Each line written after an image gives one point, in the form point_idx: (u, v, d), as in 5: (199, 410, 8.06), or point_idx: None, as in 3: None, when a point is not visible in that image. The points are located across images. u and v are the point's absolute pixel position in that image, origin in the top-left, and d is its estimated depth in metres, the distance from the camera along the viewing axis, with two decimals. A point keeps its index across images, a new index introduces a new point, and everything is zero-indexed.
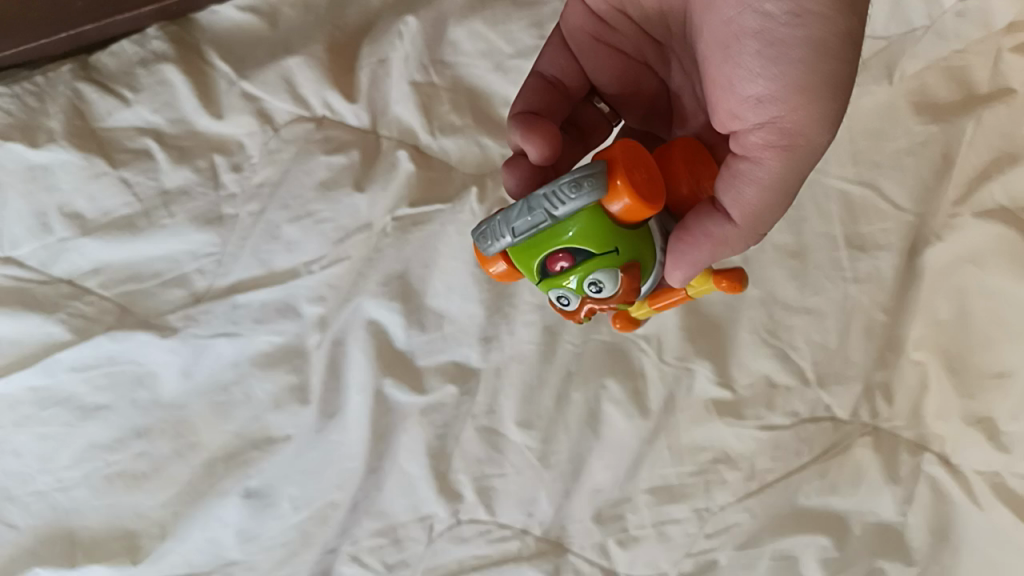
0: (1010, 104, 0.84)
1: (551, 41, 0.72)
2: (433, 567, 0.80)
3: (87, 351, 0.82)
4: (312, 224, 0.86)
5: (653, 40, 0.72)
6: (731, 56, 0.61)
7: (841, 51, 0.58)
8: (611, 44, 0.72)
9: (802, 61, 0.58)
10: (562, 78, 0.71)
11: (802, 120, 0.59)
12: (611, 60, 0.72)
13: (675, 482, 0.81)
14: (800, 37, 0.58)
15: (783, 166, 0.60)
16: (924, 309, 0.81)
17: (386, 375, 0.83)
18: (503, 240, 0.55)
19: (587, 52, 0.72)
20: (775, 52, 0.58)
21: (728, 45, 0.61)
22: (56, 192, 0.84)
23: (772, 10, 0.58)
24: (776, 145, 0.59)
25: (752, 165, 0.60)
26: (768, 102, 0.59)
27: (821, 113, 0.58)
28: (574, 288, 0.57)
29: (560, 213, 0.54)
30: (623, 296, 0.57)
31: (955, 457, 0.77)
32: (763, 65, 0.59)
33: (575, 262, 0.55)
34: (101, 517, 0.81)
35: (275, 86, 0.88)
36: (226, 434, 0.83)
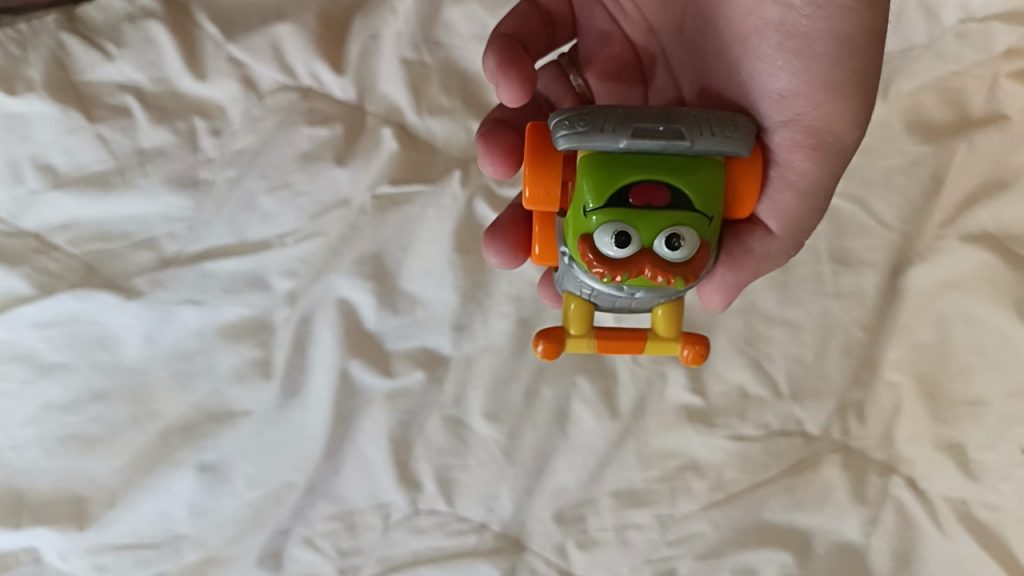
0: (1004, 130, 0.82)
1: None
2: (387, 556, 0.79)
3: (49, 308, 0.80)
4: (289, 196, 0.84)
5: (648, 30, 0.74)
6: (755, 53, 0.63)
7: (864, 45, 0.60)
8: (612, 16, 0.74)
9: (827, 57, 0.60)
10: (554, 12, 0.73)
11: (827, 116, 0.62)
12: (603, 30, 0.75)
13: (640, 487, 0.79)
14: (823, 31, 0.60)
15: (810, 167, 0.63)
16: (904, 331, 0.80)
17: (353, 357, 0.81)
18: (619, 137, 0.53)
19: (586, 13, 0.75)
20: (798, 48, 0.61)
21: (750, 40, 0.63)
22: (31, 142, 0.82)
23: (794, 1, 0.60)
24: (805, 145, 0.62)
25: (787, 170, 0.63)
26: (793, 98, 0.62)
27: (845, 112, 0.62)
28: (651, 229, 0.53)
29: (697, 143, 0.53)
30: (686, 278, 0.54)
31: (925, 483, 0.75)
32: (787, 62, 0.61)
33: (667, 204, 0.54)
34: (51, 480, 0.79)
35: (262, 52, 0.85)
36: (186, 404, 0.81)
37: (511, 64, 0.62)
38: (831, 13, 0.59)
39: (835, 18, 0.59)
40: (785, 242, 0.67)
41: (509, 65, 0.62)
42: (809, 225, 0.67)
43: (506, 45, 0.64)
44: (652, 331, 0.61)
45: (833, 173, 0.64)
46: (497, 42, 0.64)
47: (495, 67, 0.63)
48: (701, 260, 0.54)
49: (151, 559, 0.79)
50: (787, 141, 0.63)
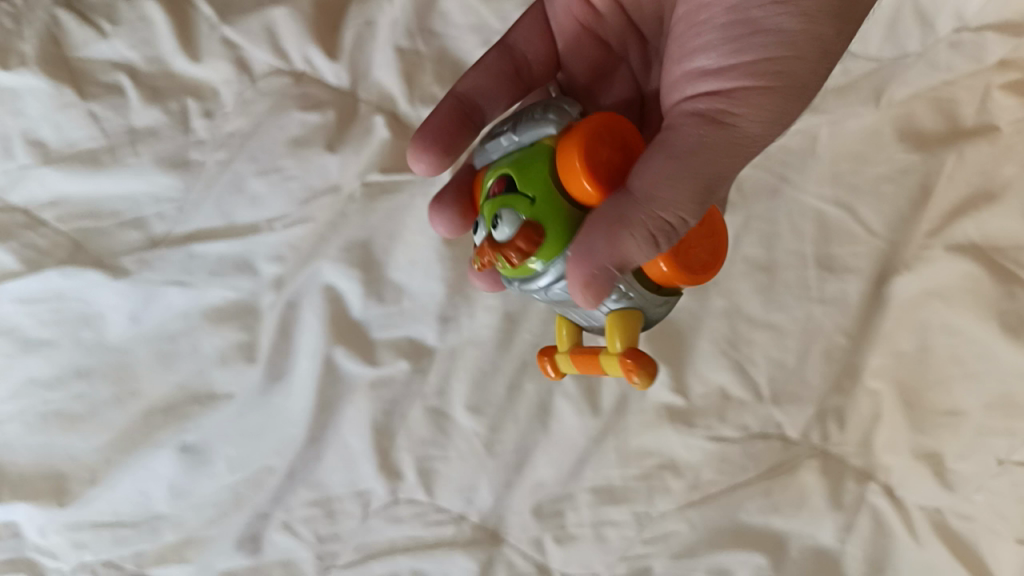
0: (993, 142, 0.82)
1: (533, 15, 0.74)
2: (364, 544, 0.79)
3: (36, 284, 0.80)
4: (279, 180, 0.84)
5: (640, 37, 0.75)
6: (697, 28, 0.57)
7: (808, 50, 0.55)
8: (597, 32, 0.75)
9: (767, 48, 0.55)
10: (529, 57, 0.73)
11: (746, 99, 0.55)
12: (591, 49, 0.75)
13: (618, 484, 0.80)
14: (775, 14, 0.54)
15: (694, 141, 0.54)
16: (886, 340, 0.80)
17: (337, 344, 0.81)
18: (479, 154, 0.61)
19: (572, 37, 0.74)
20: (740, 28, 0.55)
21: (695, 17, 0.58)
22: (22, 117, 0.81)
23: None
24: (702, 118, 0.55)
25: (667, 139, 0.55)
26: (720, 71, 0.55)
27: (763, 103, 0.55)
28: (486, 217, 0.56)
29: (519, 135, 0.57)
30: (516, 257, 0.54)
31: (901, 490, 0.76)
32: (723, 40, 0.56)
33: (500, 191, 0.56)
34: (31, 456, 0.79)
35: (256, 35, 0.85)
36: (169, 384, 0.81)
37: (427, 137, 0.65)
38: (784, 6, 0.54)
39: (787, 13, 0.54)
40: (645, 217, 0.52)
41: (434, 136, 0.65)
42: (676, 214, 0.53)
43: (444, 119, 0.66)
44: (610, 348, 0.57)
45: (720, 159, 0.54)
46: (440, 111, 0.66)
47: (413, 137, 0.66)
48: (521, 240, 0.54)
49: (129, 538, 0.79)
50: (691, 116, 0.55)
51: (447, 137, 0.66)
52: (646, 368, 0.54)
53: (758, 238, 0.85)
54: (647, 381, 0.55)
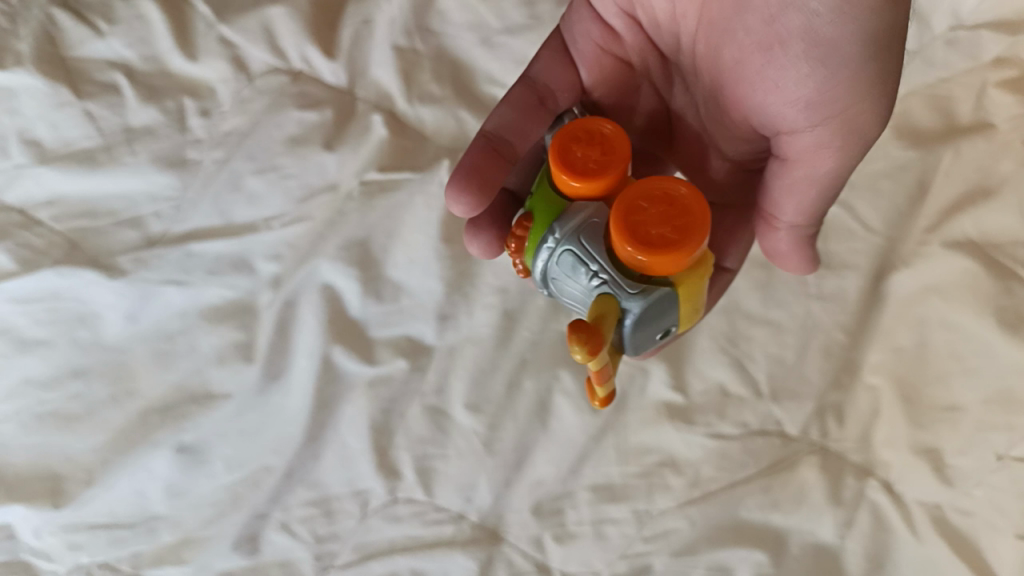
0: (990, 139, 0.83)
1: (550, 45, 0.76)
2: (363, 543, 0.78)
3: (32, 283, 0.79)
4: (276, 179, 0.84)
5: (659, 55, 0.75)
6: (777, 60, 0.64)
7: (886, 45, 0.61)
8: (617, 55, 0.76)
9: (849, 64, 0.61)
10: (553, 87, 0.74)
11: (846, 118, 0.64)
12: (613, 72, 0.76)
13: (618, 482, 0.79)
14: (846, 37, 0.61)
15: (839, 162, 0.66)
16: (884, 336, 0.81)
17: (336, 343, 0.81)
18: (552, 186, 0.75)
19: (588, 61, 0.75)
20: (820, 56, 0.62)
21: (771, 49, 0.64)
22: (18, 116, 0.81)
23: (817, 8, 0.61)
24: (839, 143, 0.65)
25: (847, 156, 0.66)
26: (813, 104, 0.64)
27: (858, 116, 0.64)
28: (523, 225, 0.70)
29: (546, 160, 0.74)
30: (515, 241, 0.66)
31: (900, 486, 0.76)
32: (812, 71, 0.62)
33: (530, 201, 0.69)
34: (27, 455, 0.79)
35: (254, 34, 0.85)
36: (167, 384, 0.81)
37: (461, 180, 0.68)
38: (851, 15, 0.60)
39: (857, 21, 0.60)
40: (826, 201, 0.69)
41: (468, 179, 0.68)
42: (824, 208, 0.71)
43: (479, 160, 0.68)
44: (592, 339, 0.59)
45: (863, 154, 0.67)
46: (470, 151, 0.69)
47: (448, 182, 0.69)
48: (519, 231, 0.66)
49: (126, 539, 0.78)
50: (814, 143, 0.65)
51: (483, 179, 0.68)
52: (577, 334, 0.56)
53: None
54: (584, 347, 0.56)
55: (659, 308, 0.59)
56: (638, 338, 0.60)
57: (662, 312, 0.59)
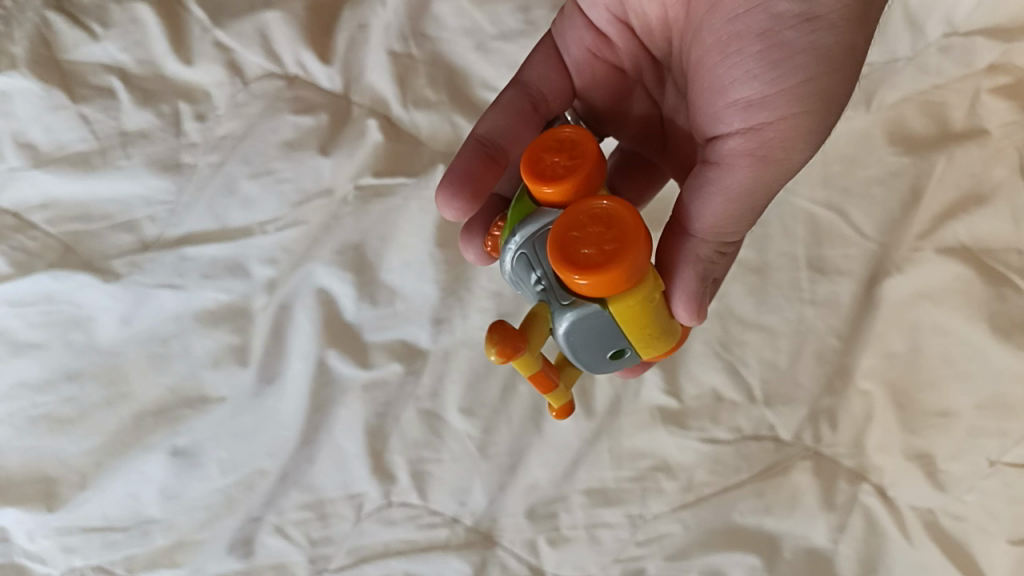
0: (983, 145, 0.83)
1: (544, 50, 0.74)
2: (357, 547, 0.79)
3: (26, 286, 0.79)
4: (271, 183, 0.84)
5: (652, 59, 0.73)
6: (729, 58, 0.60)
7: (842, 65, 0.58)
8: (609, 61, 0.73)
9: (800, 73, 0.57)
10: (546, 93, 0.72)
11: (781, 133, 0.59)
12: (607, 78, 0.74)
13: (612, 486, 0.80)
14: (805, 44, 0.57)
15: (753, 179, 0.60)
16: (878, 341, 0.81)
17: (331, 347, 0.81)
18: None
19: (582, 68, 0.73)
20: (773, 59, 0.58)
21: (727, 47, 0.60)
22: (12, 119, 0.81)
23: (783, 10, 0.58)
24: (757, 155, 0.59)
25: (774, 170, 0.60)
26: (756, 106, 0.58)
27: (799, 134, 0.59)
28: None
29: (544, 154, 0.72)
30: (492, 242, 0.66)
31: (893, 490, 0.76)
32: (761, 71, 0.58)
33: None
34: (20, 458, 0.79)
35: (250, 38, 0.85)
36: (161, 387, 0.81)
37: (453, 184, 0.67)
38: (818, 27, 0.57)
39: (819, 33, 0.57)
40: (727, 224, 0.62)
41: (462, 184, 0.67)
42: (734, 232, 0.63)
43: (473, 166, 0.67)
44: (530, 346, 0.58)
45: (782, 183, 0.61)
46: (462, 156, 0.68)
47: (439, 185, 0.68)
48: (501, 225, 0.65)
49: (119, 542, 0.78)
50: (744, 149, 0.59)
51: (476, 185, 0.67)
52: (495, 336, 0.55)
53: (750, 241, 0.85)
54: (497, 350, 0.54)
55: (590, 329, 0.56)
56: (576, 352, 0.58)
57: (597, 333, 0.56)
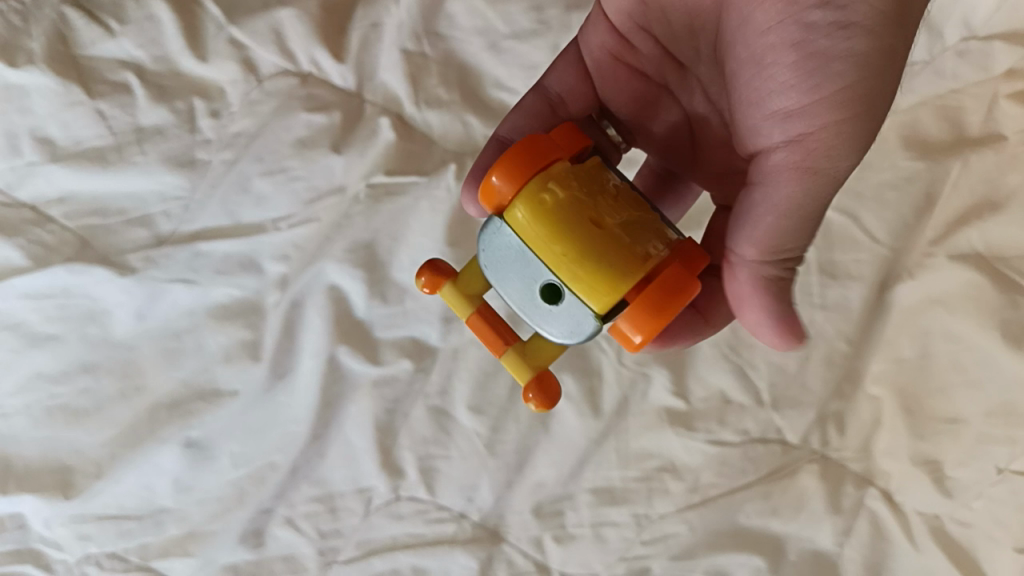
0: (999, 151, 0.82)
1: (568, 53, 0.75)
2: (366, 541, 0.80)
3: (42, 280, 0.80)
4: (284, 181, 0.84)
5: (675, 64, 0.72)
6: (763, 69, 0.60)
7: (883, 67, 0.57)
8: (631, 65, 0.73)
9: (840, 77, 0.56)
10: (565, 96, 0.73)
11: (828, 137, 0.57)
12: (629, 83, 0.73)
13: (618, 485, 0.80)
14: (841, 51, 0.57)
15: (802, 188, 0.58)
16: (888, 346, 0.81)
17: (341, 343, 0.82)
18: None
19: (605, 72, 0.74)
20: (810, 66, 0.57)
21: (762, 59, 0.60)
22: (30, 114, 0.82)
23: (816, 21, 0.57)
24: (803, 164, 0.58)
25: (822, 181, 0.58)
26: (797, 117, 0.58)
27: (847, 136, 0.57)
28: None
29: None
30: None
31: (900, 496, 0.76)
32: (799, 79, 0.57)
33: None
34: (38, 448, 0.80)
35: (263, 36, 0.85)
36: (174, 381, 0.82)
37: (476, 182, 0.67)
38: (852, 32, 0.57)
39: (856, 40, 0.56)
40: (786, 234, 0.59)
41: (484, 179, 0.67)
42: (795, 248, 0.60)
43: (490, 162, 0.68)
44: (468, 293, 0.62)
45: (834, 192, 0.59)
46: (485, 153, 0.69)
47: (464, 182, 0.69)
48: None
49: (133, 531, 0.80)
50: (790, 158, 0.58)
51: None
52: (421, 268, 0.63)
53: None
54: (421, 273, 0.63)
55: (500, 241, 0.57)
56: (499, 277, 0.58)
57: (514, 254, 0.57)
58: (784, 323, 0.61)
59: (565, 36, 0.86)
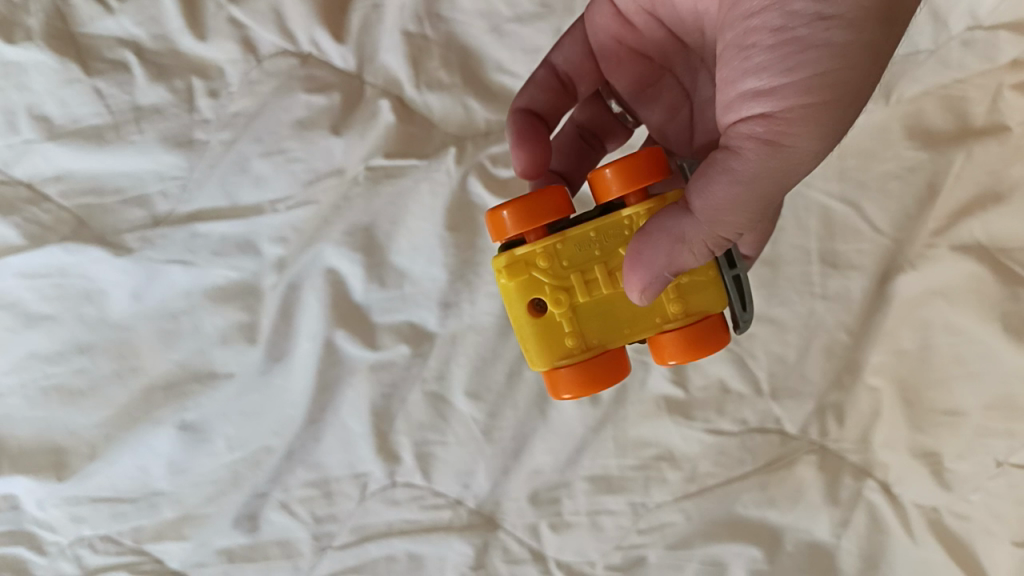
0: (1003, 143, 0.81)
1: (573, 32, 0.74)
2: (362, 525, 0.80)
3: (39, 259, 0.80)
4: (283, 162, 0.84)
5: (682, 47, 0.72)
6: (743, 50, 0.53)
7: (863, 63, 0.51)
8: (633, 48, 0.73)
9: (813, 68, 0.51)
10: (574, 76, 0.74)
11: (792, 120, 0.52)
12: (633, 66, 0.74)
13: (615, 473, 0.80)
14: (820, 41, 0.50)
15: (759, 163, 0.53)
16: (888, 337, 0.80)
17: (339, 327, 0.81)
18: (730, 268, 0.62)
19: (609, 54, 0.74)
20: (786, 52, 0.51)
21: (744, 38, 0.53)
22: (27, 92, 0.81)
23: (799, 6, 0.51)
24: (763, 142, 0.53)
25: (780, 159, 0.53)
26: (764, 98, 0.52)
27: (813, 124, 0.52)
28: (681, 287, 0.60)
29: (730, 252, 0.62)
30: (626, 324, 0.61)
31: (898, 487, 0.76)
32: (773, 61, 0.52)
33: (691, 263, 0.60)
34: (32, 429, 0.80)
35: (264, 15, 0.84)
36: (170, 362, 0.81)
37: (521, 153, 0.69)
38: (835, 23, 0.50)
39: (835, 31, 0.50)
40: (731, 203, 0.54)
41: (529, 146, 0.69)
42: (736, 221, 0.55)
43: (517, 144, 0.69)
44: None
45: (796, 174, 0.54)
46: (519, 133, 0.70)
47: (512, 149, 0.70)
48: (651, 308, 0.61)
49: (128, 514, 0.80)
50: (750, 135, 0.53)
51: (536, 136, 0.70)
52: None
53: None
54: None
55: None
56: None
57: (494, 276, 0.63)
58: (653, 284, 0.57)
59: (568, 20, 0.85)
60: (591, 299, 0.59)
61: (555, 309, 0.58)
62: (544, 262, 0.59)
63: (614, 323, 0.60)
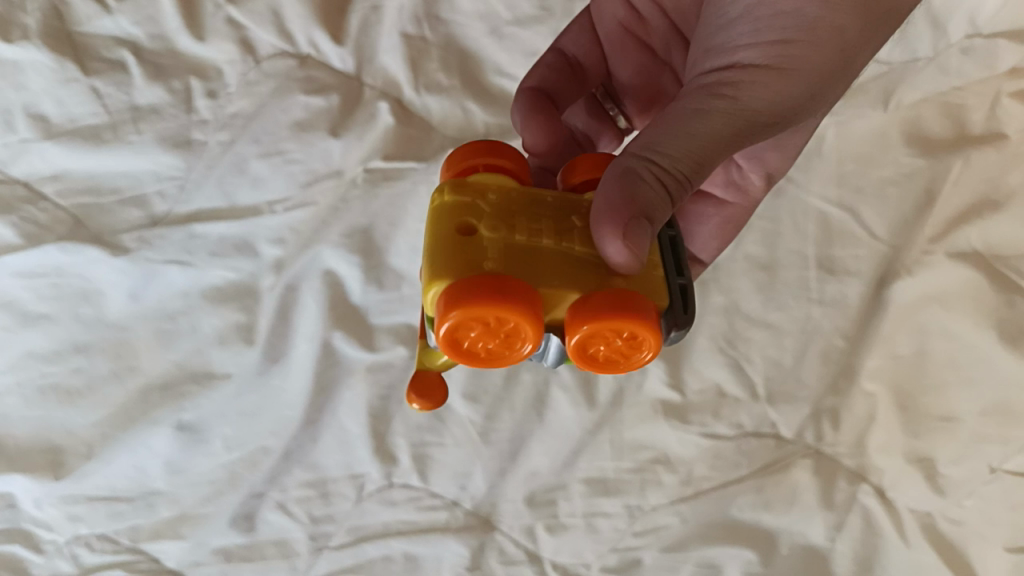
0: (1000, 150, 0.82)
1: (579, 20, 0.75)
2: (358, 526, 0.79)
3: (36, 258, 0.80)
4: (280, 163, 0.84)
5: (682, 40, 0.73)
6: (723, 12, 0.58)
7: (826, 41, 0.55)
8: (640, 37, 0.74)
9: (782, 31, 0.55)
10: (581, 58, 0.74)
11: (749, 75, 0.54)
12: (636, 57, 0.75)
13: (611, 476, 0.80)
14: (796, 7, 0.54)
15: (707, 106, 0.53)
16: (884, 342, 0.80)
17: (337, 328, 0.82)
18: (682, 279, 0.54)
19: (615, 41, 0.74)
20: (761, 14, 0.55)
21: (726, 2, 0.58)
22: (24, 90, 0.81)
23: None
24: (718, 90, 0.54)
25: (726, 109, 0.53)
26: (731, 54, 0.56)
27: (766, 83, 0.54)
28: None
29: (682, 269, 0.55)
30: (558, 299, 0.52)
31: (892, 492, 0.76)
32: (748, 20, 0.56)
33: None
34: (28, 429, 0.80)
35: (262, 15, 0.84)
36: (168, 362, 0.81)
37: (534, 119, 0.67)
38: None
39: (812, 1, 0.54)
40: (672, 140, 0.51)
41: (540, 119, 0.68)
42: (675, 161, 0.51)
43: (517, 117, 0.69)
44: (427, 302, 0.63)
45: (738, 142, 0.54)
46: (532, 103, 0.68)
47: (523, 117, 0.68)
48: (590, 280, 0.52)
49: (124, 513, 0.79)
50: (707, 83, 0.55)
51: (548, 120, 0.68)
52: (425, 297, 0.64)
53: (760, 236, 0.85)
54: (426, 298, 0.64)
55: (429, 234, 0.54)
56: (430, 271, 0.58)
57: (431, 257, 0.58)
58: (621, 226, 0.48)
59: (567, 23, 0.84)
60: (526, 242, 0.50)
61: (486, 233, 0.50)
62: (494, 197, 0.53)
63: (545, 273, 0.49)
